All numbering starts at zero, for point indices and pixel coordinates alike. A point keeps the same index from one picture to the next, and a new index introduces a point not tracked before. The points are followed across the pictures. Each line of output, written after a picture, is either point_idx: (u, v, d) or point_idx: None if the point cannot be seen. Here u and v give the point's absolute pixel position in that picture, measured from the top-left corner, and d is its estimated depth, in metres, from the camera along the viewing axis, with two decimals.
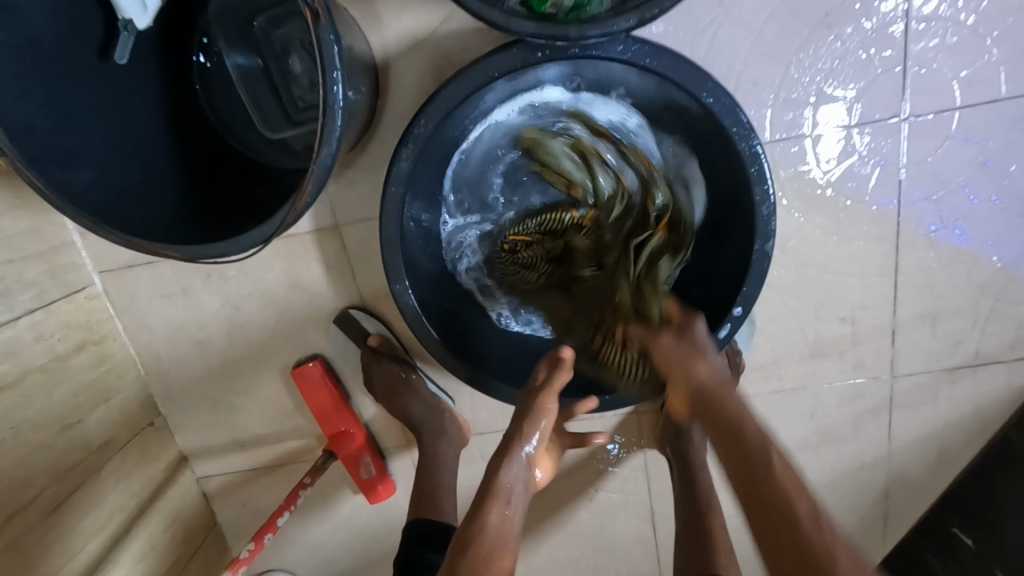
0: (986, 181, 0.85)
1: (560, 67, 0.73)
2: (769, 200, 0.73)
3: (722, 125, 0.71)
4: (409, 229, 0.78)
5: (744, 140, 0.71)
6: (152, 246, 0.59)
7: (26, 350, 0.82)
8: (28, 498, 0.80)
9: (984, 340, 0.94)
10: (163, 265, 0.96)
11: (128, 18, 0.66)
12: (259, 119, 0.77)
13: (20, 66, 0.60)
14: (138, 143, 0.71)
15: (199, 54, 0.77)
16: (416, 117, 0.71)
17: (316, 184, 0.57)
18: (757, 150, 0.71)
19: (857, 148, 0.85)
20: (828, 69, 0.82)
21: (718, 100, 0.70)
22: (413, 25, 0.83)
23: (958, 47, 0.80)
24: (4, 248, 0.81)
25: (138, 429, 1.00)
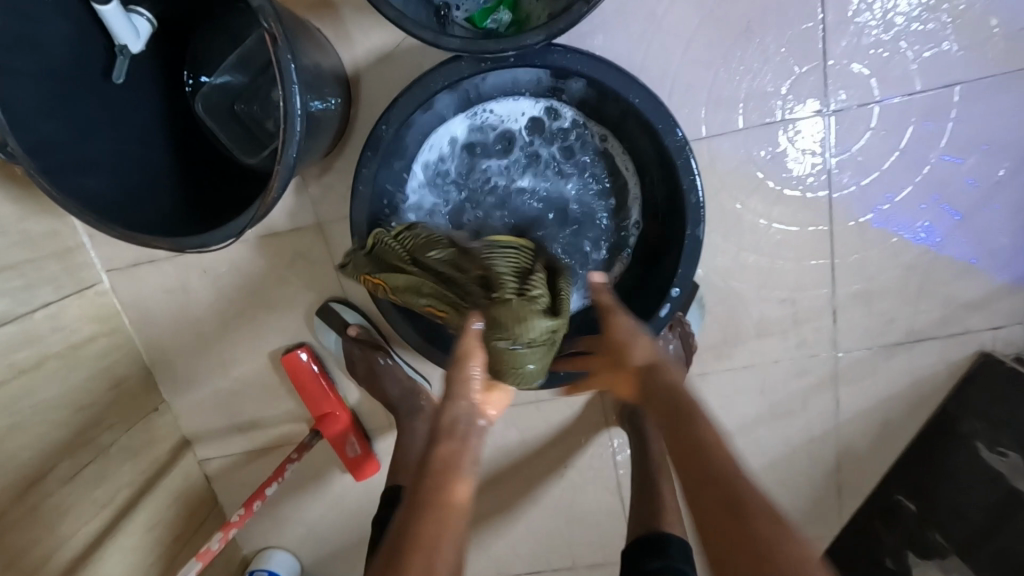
0: (908, 168, 0.93)
1: (504, 75, 0.81)
2: (696, 189, 0.81)
3: (650, 122, 0.79)
4: (380, 224, 0.87)
5: (670, 135, 0.79)
6: (146, 239, 0.68)
7: (44, 339, 0.92)
8: (46, 469, 0.89)
9: (919, 317, 0.99)
10: (164, 263, 1.06)
11: (123, 43, 0.73)
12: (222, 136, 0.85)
13: (36, 88, 0.70)
14: (136, 152, 0.80)
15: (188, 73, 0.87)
16: (377, 123, 0.80)
17: (283, 181, 0.66)
18: (683, 144, 0.79)
19: (789, 141, 0.93)
20: (756, 70, 0.90)
21: (644, 100, 0.78)
22: (380, 41, 0.92)
23: (872, 48, 0.88)
24: (21, 248, 0.91)
25: (144, 413, 1.09)
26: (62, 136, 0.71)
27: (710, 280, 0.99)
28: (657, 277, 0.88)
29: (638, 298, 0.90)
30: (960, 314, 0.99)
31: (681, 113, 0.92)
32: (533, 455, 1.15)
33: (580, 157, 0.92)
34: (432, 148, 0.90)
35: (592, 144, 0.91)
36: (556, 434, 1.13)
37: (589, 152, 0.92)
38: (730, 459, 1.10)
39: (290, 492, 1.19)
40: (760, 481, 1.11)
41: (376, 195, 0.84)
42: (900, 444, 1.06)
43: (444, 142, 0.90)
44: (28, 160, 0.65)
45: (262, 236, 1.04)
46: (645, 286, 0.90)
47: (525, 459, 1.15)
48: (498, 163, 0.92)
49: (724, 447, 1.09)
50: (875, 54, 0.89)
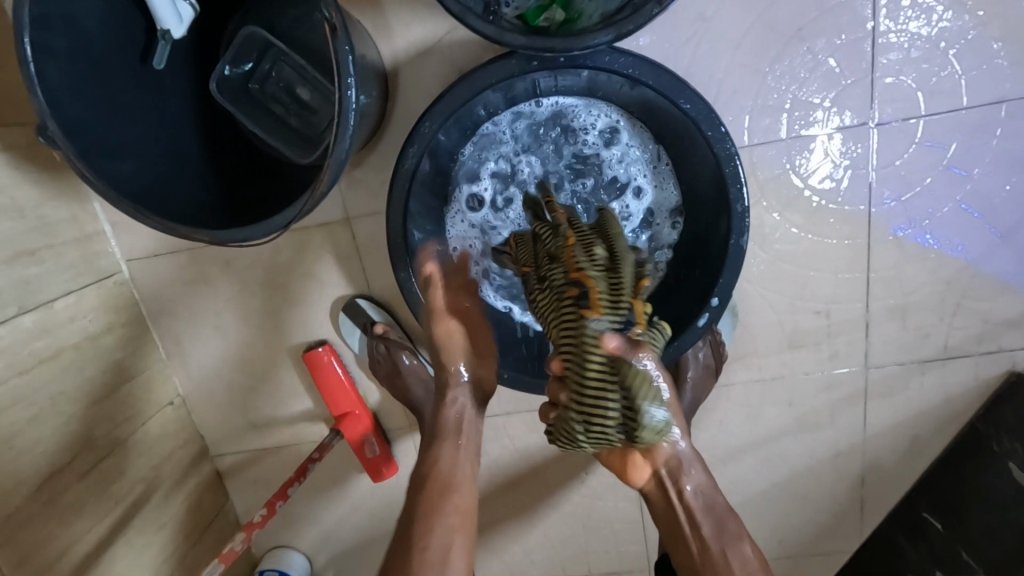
0: (949, 185, 0.92)
1: (553, 75, 0.80)
2: (743, 198, 0.80)
3: (700, 128, 0.78)
4: (416, 218, 0.85)
5: (720, 143, 0.78)
6: (184, 231, 0.66)
7: (63, 328, 0.90)
8: (61, 463, 0.87)
9: (951, 333, 0.99)
10: (186, 254, 1.04)
11: (166, 28, 0.72)
12: (221, 78, 0.79)
13: (76, 70, 0.67)
14: (171, 139, 0.78)
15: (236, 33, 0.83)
16: (421, 120, 0.78)
17: (332, 175, 0.64)
18: (732, 152, 0.78)
19: (831, 151, 0.91)
20: (801, 79, 0.89)
21: (695, 106, 0.77)
22: (421, 35, 0.90)
23: (921, 60, 0.87)
24: (43, 234, 0.89)
25: (159, 407, 1.07)
26: (97, 122, 0.69)
27: (744, 289, 0.98)
28: (689, 293, 0.88)
29: (671, 311, 0.89)
30: (995, 331, 0.98)
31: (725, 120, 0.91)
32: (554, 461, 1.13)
33: (621, 166, 0.91)
34: (477, 138, 0.88)
35: (635, 154, 0.90)
36: None
37: (630, 162, 0.91)
38: (754, 471, 1.09)
39: (304, 491, 1.17)
40: (784, 494, 1.10)
41: (414, 194, 0.83)
42: (926, 460, 1.06)
43: (487, 138, 0.89)
44: (66, 145, 0.63)
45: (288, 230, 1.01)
46: (677, 298, 0.89)
47: (546, 465, 1.13)
48: (537, 166, 0.91)
49: (748, 458, 1.08)
50: (924, 68, 0.88)
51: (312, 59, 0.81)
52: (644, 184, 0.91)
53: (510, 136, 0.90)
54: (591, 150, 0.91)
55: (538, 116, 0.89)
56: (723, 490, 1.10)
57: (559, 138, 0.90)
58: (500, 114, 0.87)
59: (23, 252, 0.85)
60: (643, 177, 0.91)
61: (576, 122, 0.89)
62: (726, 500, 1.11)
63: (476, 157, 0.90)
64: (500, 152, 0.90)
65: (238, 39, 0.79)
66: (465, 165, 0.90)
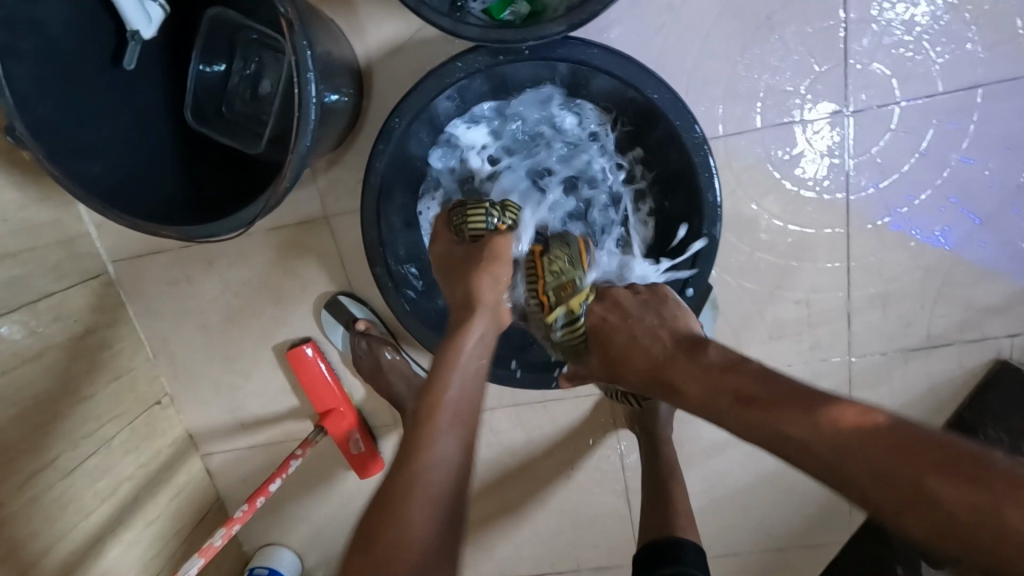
0: (927, 172, 0.91)
1: (520, 69, 0.80)
2: (713, 186, 0.80)
3: (668, 118, 0.78)
4: (391, 217, 0.85)
5: (688, 132, 0.78)
6: (153, 227, 0.67)
7: (46, 329, 0.91)
8: (46, 461, 0.89)
9: (934, 322, 0.98)
10: (170, 254, 1.05)
11: (134, 28, 0.73)
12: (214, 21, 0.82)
13: (43, 72, 0.68)
14: (144, 139, 0.79)
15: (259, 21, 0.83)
16: (390, 116, 0.79)
17: (295, 170, 0.65)
18: (701, 142, 0.78)
19: (807, 139, 0.91)
20: (774, 67, 0.88)
21: (663, 96, 0.77)
22: (393, 32, 0.91)
23: (895, 46, 0.87)
24: (26, 236, 0.90)
25: (146, 406, 1.08)
26: (65, 120, 0.70)
27: (724, 280, 0.98)
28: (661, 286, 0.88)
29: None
30: (979, 320, 0.97)
31: (698, 110, 0.90)
32: (541, 457, 1.13)
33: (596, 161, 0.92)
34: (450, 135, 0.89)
35: (609, 149, 0.91)
36: (565, 435, 1.12)
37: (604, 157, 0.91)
38: (740, 463, 1.08)
39: (293, 488, 1.18)
40: (771, 486, 1.10)
41: (387, 191, 0.83)
42: None
43: (461, 132, 0.89)
44: (31, 141, 0.64)
45: (269, 228, 1.02)
46: None
47: (532, 460, 1.13)
48: (512, 161, 0.92)
49: (734, 450, 1.08)
50: (897, 54, 0.87)
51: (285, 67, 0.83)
52: (618, 178, 0.92)
53: (538, 139, 0.92)
54: (567, 144, 0.91)
55: (579, 133, 0.91)
56: (708, 483, 1.10)
57: (575, 165, 0.92)
58: (474, 108, 0.88)
59: (4, 253, 0.86)
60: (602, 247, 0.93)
61: (601, 169, 0.92)
62: (712, 493, 1.10)
63: (451, 152, 0.90)
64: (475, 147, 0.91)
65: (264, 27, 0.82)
66: (441, 159, 0.90)
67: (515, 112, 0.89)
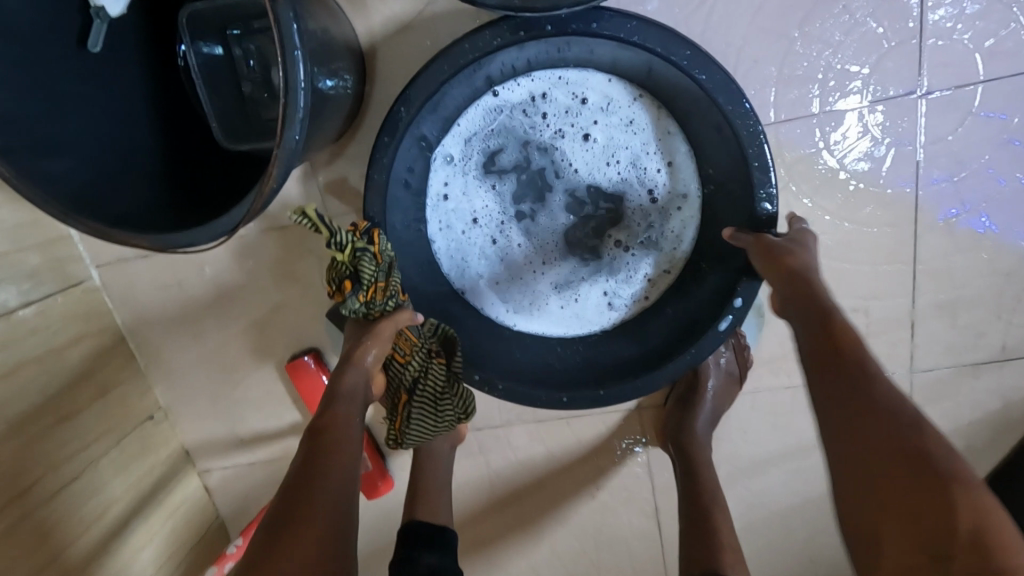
0: (1011, 161, 0.80)
1: (546, 44, 0.70)
2: (769, 185, 0.69)
3: (717, 102, 0.67)
4: (394, 210, 0.75)
5: (742, 120, 0.67)
6: (122, 236, 0.57)
7: (22, 342, 0.83)
8: (24, 488, 0.81)
9: (1010, 332, 0.87)
10: (158, 258, 0.97)
11: (102, 6, 0.66)
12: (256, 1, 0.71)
13: None
14: (119, 135, 0.70)
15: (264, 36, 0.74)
16: (397, 104, 0.69)
17: (283, 169, 0.56)
18: (756, 129, 0.67)
19: (870, 126, 0.80)
20: (836, 43, 0.77)
21: (712, 76, 0.66)
22: (399, 9, 0.81)
23: (978, 17, 0.75)
24: (0, 240, 0.82)
25: (137, 421, 1.00)
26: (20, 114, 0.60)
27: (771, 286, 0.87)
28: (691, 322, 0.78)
29: (683, 320, 0.79)
30: None
31: (748, 92, 0.79)
32: (562, 474, 1.04)
33: (646, 164, 0.81)
34: (474, 111, 0.80)
35: (664, 158, 0.81)
36: (590, 451, 1.03)
37: (651, 163, 0.81)
38: (780, 486, 0.99)
39: None
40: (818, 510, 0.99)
41: (394, 178, 0.73)
42: (979, 473, 0.95)
43: (513, 100, 0.79)
44: None
45: (265, 231, 0.93)
46: (682, 316, 0.80)
47: (552, 478, 1.05)
48: (552, 154, 0.82)
49: (779, 471, 0.97)
50: (981, 25, 0.75)
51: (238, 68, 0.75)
52: (664, 187, 0.82)
53: (586, 129, 0.81)
54: (624, 143, 0.81)
55: (636, 126, 0.80)
56: (748, 505, 1.00)
57: (627, 165, 0.82)
58: (524, 75, 0.78)
59: None
60: (628, 264, 0.85)
61: (654, 175, 0.82)
62: (752, 515, 1.01)
63: (491, 122, 0.81)
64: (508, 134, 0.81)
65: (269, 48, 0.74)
66: (474, 129, 0.81)
67: (569, 91, 0.79)
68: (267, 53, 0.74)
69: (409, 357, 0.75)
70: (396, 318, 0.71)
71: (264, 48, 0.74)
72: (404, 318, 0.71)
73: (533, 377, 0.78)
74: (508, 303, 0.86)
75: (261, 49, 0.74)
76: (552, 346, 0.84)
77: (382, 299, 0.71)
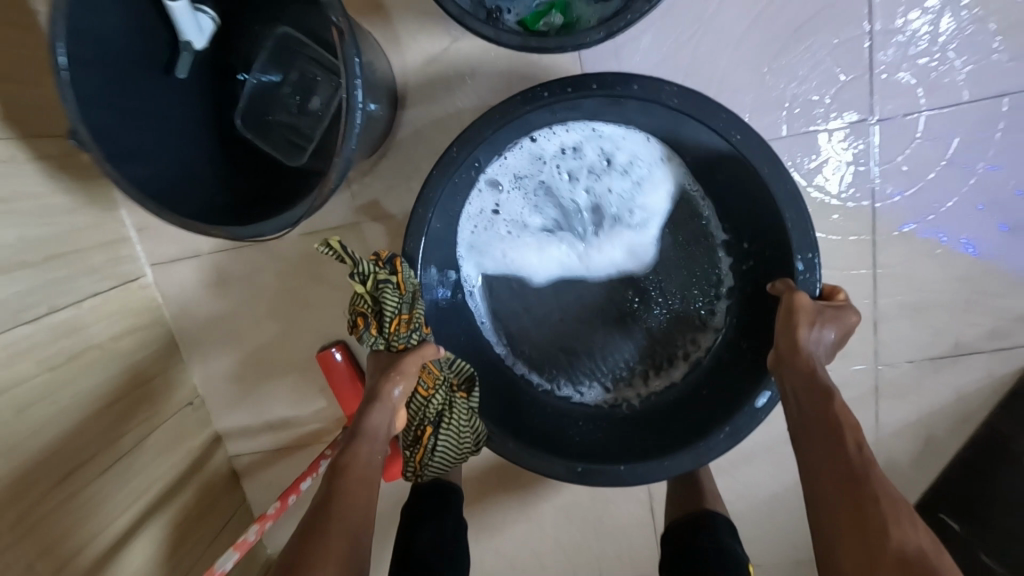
0: (955, 179, 0.92)
1: (603, 102, 0.83)
2: (812, 266, 0.82)
3: (755, 165, 0.80)
4: (437, 233, 0.88)
5: (777, 183, 0.80)
6: (203, 227, 0.69)
7: (88, 328, 0.94)
8: (86, 458, 0.90)
9: (963, 331, 0.98)
10: (204, 259, 1.08)
11: (189, 40, 0.77)
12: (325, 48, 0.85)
13: (100, 75, 0.71)
14: (189, 144, 0.82)
15: (320, 72, 0.86)
16: (450, 146, 0.81)
17: (339, 174, 0.68)
18: (795, 197, 0.80)
19: (832, 148, 0.92)
20: (800, 77, 0.90)
21: (745, 137, 0.80)
22: (427, 45, 0.95)
23: (919, 57, 0.89)
24: (74, 239, 0.95)
25: (179, 407, 1.10)
26: (117, 126, 0.72)
27: None
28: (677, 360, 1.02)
29: (720, 381, 0.95)
30: (1009, 329, 0.97)
31: None
32: None
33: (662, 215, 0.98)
34: (520, 146, 0.93)
35: (676, 211, 0.98)
36: None
37: (667, 212, 0.98)
38: (763, 474, 1.08)
39: None
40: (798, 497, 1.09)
41: (439, 210, 0.85)
42: (943, 461, 1.04)
43: (552, 151, 0.94)
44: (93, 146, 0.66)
45: (303, 235, 1.05)
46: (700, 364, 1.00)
47: None
48: (586, 204, 0.97)
49: (762, 459, 1.07)
50: (922, 64, 0.89)
51: (291, 95, 0.87)
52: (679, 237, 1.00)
53: (617, 182, 0.96)
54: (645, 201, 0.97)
55: (659, 180, 0.96)
56: (735, 492, 1.09)
57: (650, 217, 0.98)
58: (567, 124, 0.92)
59: (53, 254, 0.90)
60: (647, 303, 1.02)
61: (670, 224, 0.99)
62: (739, 502, 1.10)
63: (534, 164, 0.95)
64: (545, 177, 0.96)
65: (322, 84, 0.86)
66: (519, 164, 0.94)
67: (603, 147, 0.95)
68: (319, 87, 0.86)
69: (432, 390, 0.85)
70: (419, 352, 0.80)
71: (318, 82, 0.86)
72: (427, 352, 0.80)
73: (545, 445, 0.90)
74: (526, 326, 1.03)
75: (314, 81, 0.86)
76: (575, 374, 1.03)
77: (410, 331, 0.81)
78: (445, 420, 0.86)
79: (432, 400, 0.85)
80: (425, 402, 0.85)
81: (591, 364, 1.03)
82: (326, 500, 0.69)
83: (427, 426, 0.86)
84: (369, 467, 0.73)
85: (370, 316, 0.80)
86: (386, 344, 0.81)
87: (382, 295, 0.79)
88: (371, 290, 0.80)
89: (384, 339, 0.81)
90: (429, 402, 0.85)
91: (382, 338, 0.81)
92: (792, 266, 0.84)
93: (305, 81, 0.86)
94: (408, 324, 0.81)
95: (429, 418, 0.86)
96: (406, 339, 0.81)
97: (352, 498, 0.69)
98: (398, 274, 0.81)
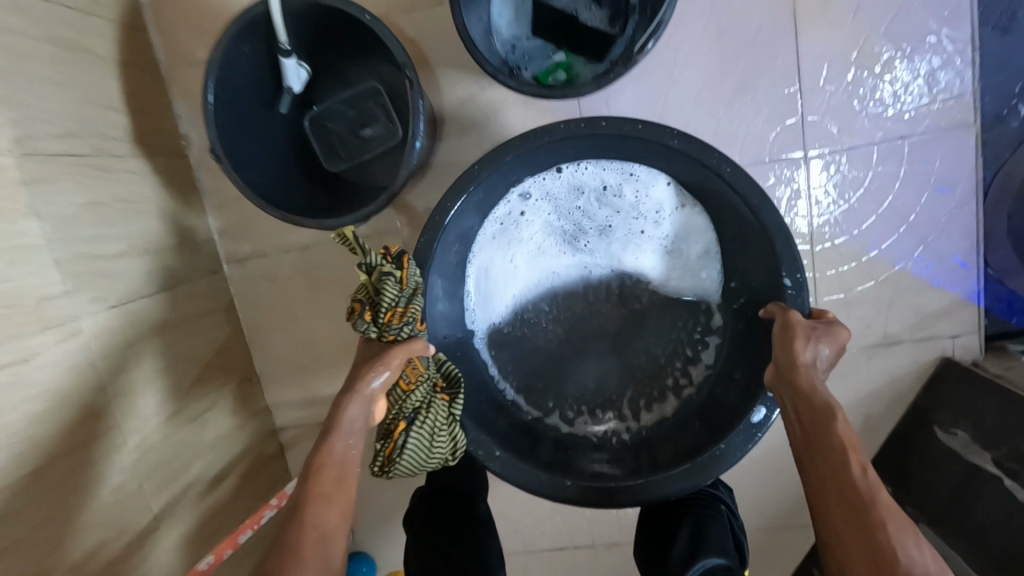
0: (871, 201, 1.17)
1: (628, 141, 0.98)
2: (795, 291, 0.94)
3: (748, 198, 0.94)
4: (455, 237, 1.02)
5: (765, 212, 0.93)
6: (299, 219, 0.94)
7: (183, 306, 1.18)
8: (177, 409, 1.12)
9: (889, 324, 1.20)
10: (269, 258, 1.30)
11: (290, 85, 1.03)
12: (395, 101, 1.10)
13: (226, 110, 0.98)
14: (281, 161, 1.07)
15: (383, 117, 1.10)
16: (473, 164, 0.95)
17: (401, 183, 0.94)
18: (779, 225, 0.93)
19: (774, 177, 1.18)
20: (750, 121, 1.16)
21: (734, 170, 0.93)
22: (461, 91, 1.21)
23: (841, 107, 1.14)
24: (175, 235, 1.19)
25: (242, 381, 1.32)
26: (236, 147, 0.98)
27: None
28: (666, 396, 1.12)
29: (683, 421, 1.08)
30: (925, 322, 1.20)
31: None
32: None
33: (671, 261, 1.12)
34: (558, 172, 1.09)
35: (681, 259, 1.12)
36: None
37: (673, 261, 1.12)
38: None
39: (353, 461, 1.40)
40: (760, 467, 1.29)
41: (458, 214, 0.98)
42: (880, 437, 1.25)
43: (590, 185, 1.09)
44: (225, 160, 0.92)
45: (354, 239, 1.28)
46: (683, 405, 1.10)
47: None
48: (602, 240, 1.13)
49: None
50: (843, 112, 1.14)
51: (351, 124, 1.11)
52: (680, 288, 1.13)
53: (634, 225, 1.12)
54: (660, 246, 1.12)
55: (672, 226, 1.11)
56: None
57: (658, 262, 1.13)
58: (602, 162, 1.07)
59: (161, 246, 1.14)
60: (643, 342, 1.15)
61: (675, 274, 1.13)
62: None
63: (567, 194, 1.11)
64: (574, 207, 1.12)
65: (379, 126, 1.10)
66: (558, 190, 1.10)
67: (630, 188, 1.09)
68: (375, 127, 1.10)
69: (413, 385, 0.86)
70: (409, 346, 0.83)
71: (377, 124, 1.10)
72: (416, 346, 0.84)
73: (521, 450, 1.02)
74: (529, 345, 1.16)
75: (375, 122, 1.10)
76: (565, 394, 1.15)
77: (406, 323, 0.84)
78: (425, 417, 0.87)
79: (412, 396, 0.86)
80: (405, 398, 0.85)
81: (581, 388, 1.15)
82: (294, 510, 0.71)
83: (403, 423, 0.86)
84: (342, 472, 0.75)
85: (366, 303, 0.83)
86: (376, 333, 0.84)
87: (382, 285, 0.82)
88: (376, 277, 0.82)
89: (376, 326, 0.83)
90: (409, 397, 0.85)
91: (374, 326, 0.83)
92: (782, 283, 0.96)
93: (370, 120, 1.10)
94: (402, 316, 0.84)
95: (407, 415, 0.86)
96: (397, 330, 0.84)
97: (324, 510, 0.71)
98: (402, 270, 0.85)
